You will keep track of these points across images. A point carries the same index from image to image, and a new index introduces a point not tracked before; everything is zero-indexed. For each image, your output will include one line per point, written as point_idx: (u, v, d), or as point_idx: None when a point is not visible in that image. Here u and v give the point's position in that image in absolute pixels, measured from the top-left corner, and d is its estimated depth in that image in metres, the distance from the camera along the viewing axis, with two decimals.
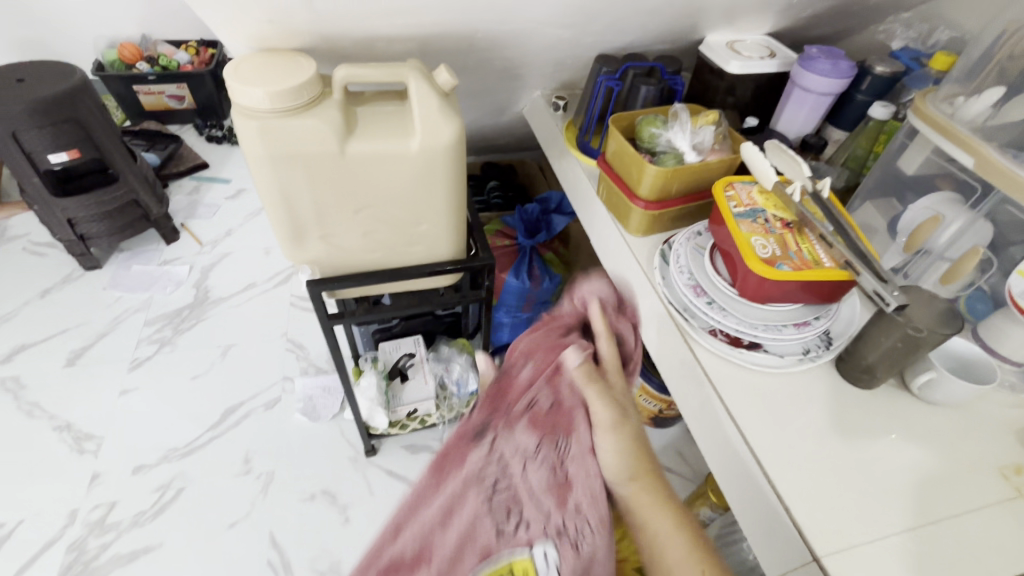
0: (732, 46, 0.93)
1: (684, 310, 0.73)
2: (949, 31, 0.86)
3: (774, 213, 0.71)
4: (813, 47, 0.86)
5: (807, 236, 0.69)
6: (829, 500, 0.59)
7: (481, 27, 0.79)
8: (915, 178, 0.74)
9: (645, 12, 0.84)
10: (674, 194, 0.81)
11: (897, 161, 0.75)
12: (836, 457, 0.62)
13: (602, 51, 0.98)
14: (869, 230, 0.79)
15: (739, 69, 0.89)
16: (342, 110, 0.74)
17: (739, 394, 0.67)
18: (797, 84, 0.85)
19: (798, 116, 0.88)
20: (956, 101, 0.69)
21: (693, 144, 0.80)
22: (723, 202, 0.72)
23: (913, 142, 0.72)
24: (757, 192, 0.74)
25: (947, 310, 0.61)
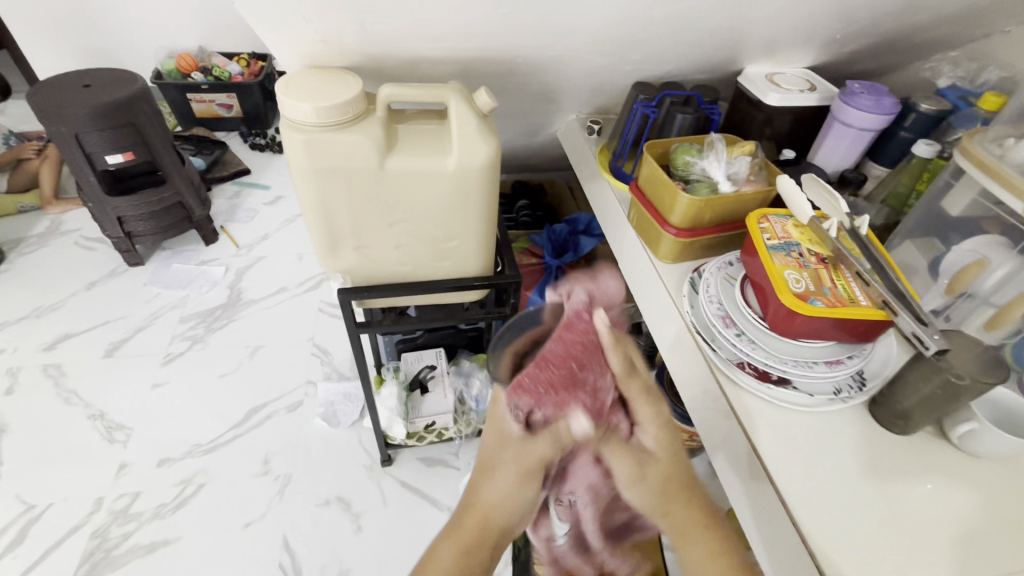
0: (771, 78, 0.93)
1: (711, 340, 0.72)
2: (1000, 71, 0.84)
3: (809, 248, 0.70)
4: (855, 82, 0.85)
5: (843, 273, 0.68)
6: (858, 549, 0.56)
7: (522, 52, 0.82)
8: (961, 219, 0.71)
9: (684, 43, 0.85)
10: (706, 223, 0.81)
11: (942, 201, 0.73)
12: (870, 506, 0.60)
13: (639, 79, 0.99)
14: (909, 269, 0.77)
15: (778, 101, 0.89)
16: (384, 127, 0.77)
17: (766, 431, 0.65)
18: (837, 118, 0.84)
19: (837, 151, 0.87)
20: (1006, 142, 0.67)
21: (727, 174, 0.80)
22: (757, 234, 0.71)
23: (959, 183, 0.71)
24: (792, 226, 0.73)
25: (992, 358, 0.59)
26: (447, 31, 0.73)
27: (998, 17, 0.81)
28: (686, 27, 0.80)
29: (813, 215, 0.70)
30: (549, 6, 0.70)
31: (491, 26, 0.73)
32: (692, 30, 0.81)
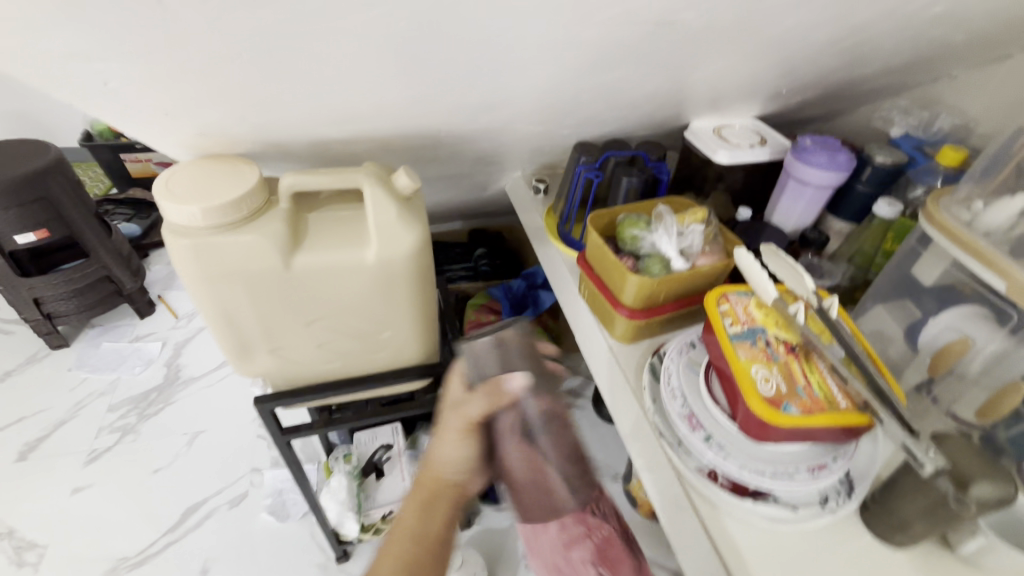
0: (718, 132, 0.87)
1: (677, 445, 0.63)
2: (952, 118, 0.80)
3: (776, 333, 0.62)
4: (806, 137, 0.78)
5: (817, 363, 0.59)
6: None
7: (448, 126, 0.73)
8: (933, 288, 0.65)
9: (624, 107, 0.78)
10: (662, 302, 0.72)
11: (914, 268, 0.67)
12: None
13: (581, 138, 0.92)
14: (881, 335, 0.72)
15: (728, 159, 0.82)
16: (287, 221, 0.67)
17: (752, 562, 0.56)
18: (792, 176, 0.78)
19: (794, 209, 0.81)
20: (974, 205, 0.61)
21: (680, 247, 0.72)
22: (717, 319, 0.63)
23: (929, 252, 0.64)
24: (755, 306, 0.65)
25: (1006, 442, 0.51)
26: (354, 111, 0.64)
27: (946, 64, 0.76)
28: (623, 94, 0.73)
29: (776, 295, 0.63)
30: (466, 81, 0.61)
31: (401, 106, 0.65)
32: (630, 94, 0.74)
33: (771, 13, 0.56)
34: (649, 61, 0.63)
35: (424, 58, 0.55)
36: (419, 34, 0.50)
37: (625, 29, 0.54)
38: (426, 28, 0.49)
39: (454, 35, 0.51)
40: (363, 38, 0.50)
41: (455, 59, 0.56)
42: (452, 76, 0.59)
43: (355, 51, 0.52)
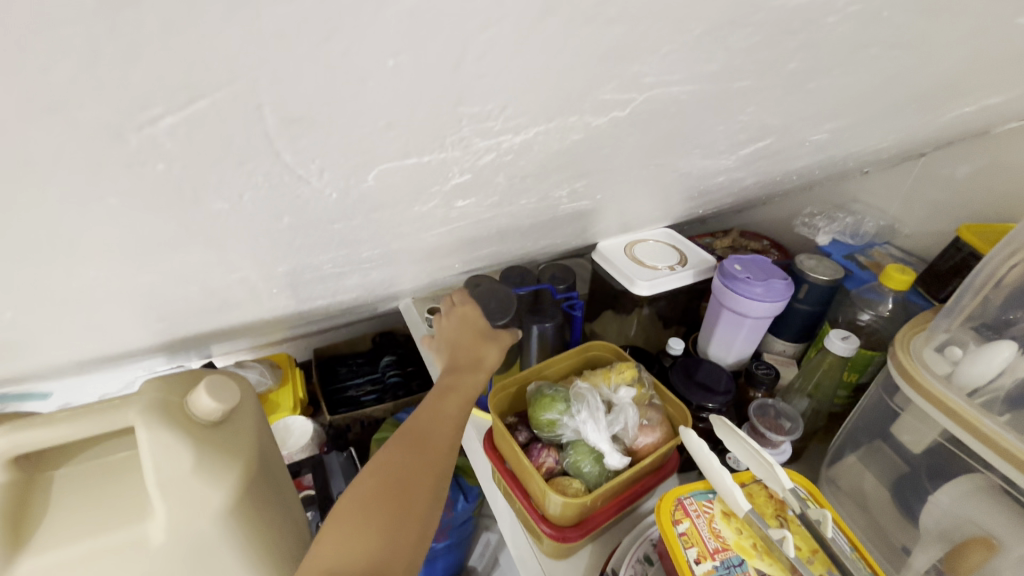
0: (630, 252, 0.74)
1: None
2: (874, 219, 0.72)
3: (759, 565, 0.45)
4: (732, 260, 0.66)
5: None
6: None
7: (280, 295, 0.53)
8: (922, 452, 0.52)
9: (519, 243, 0.62)
10: (600, 512, 0.53)
11: (895, 428, 0.55)
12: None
13: (474, 270, 0.75)
14: (866, 504, 0.58)
15: (648, 288, 0.68)
16: (5, 504, 0.42)
17: None
18: (724, 306, 0.66)
19: (731, 341, 0.68)
20: (951, 353, 0.50)
21: (612, 433, 0.54)
22: (678, 553, 0.45)
23: (909, 413, 0.53)
24: (723, 517, 0.48)
25: None
26: (119, 312, 0.43)
27: (859, 166, 0.69)
28: (514, 234, 0.56)
29: (748, 505, 0.46)
30: (279, 252, 0.40)
31: (187, 294, 0.43)
32: (524, 234, 0.58)
33: (691, 137, 0.42)
34: (540, 204, 0.48)
35: (210, 250, 0.37)
36: (170, 214, 0.30)
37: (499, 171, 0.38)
38: (167, 200, 0.29)
39: (224, 207, 0.31)
40: (62, 234, 0.29)
41: (251, 233, 0.36)
42: (251, 248, 0.38)
43: (57, 252, 0.31)
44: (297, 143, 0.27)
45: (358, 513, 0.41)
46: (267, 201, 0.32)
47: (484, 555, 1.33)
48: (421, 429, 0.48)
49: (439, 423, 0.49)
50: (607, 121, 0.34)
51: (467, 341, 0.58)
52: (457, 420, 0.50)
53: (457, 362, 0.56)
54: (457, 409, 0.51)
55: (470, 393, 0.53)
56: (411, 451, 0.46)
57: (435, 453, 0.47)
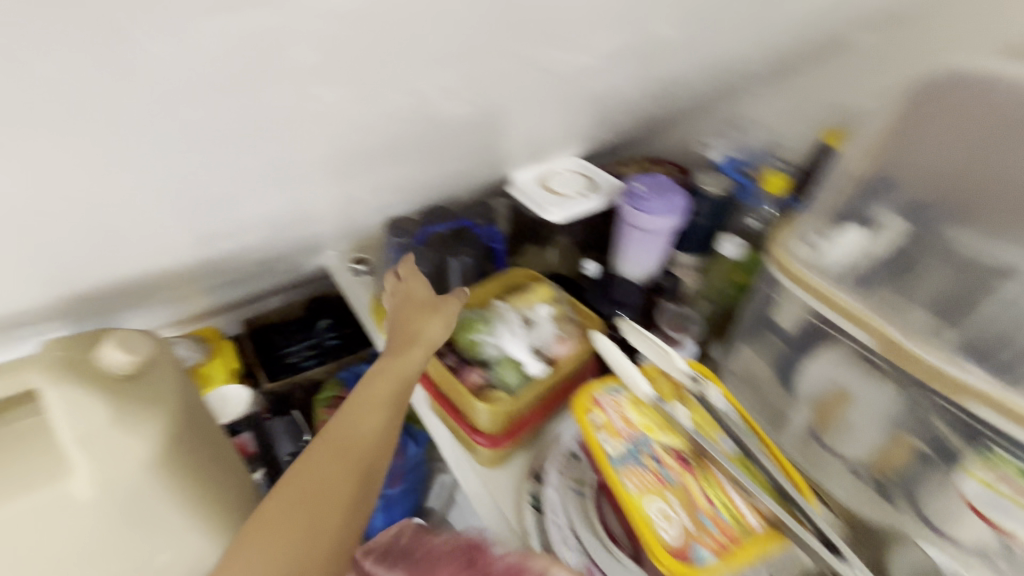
0: (545, 184, 0.76)
1: None
2: (760, 134, 0.79)
3: (662, 438, 0.51)
4: (637, 181, 0.70)
5: (712, 470, 0.50)
6: None
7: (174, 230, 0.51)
8: (794, 330, 0.59)
9: (424, 167, 0.63)
10: (526, 416, 0.58)
11: (771, 313, 0.61)
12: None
13: (391, 210, 0.75)
14: (756, 384, 0.66)
15: (562, 216, 0.71)
16: None
17: None
18: (632, 225, 0.71)
19: (639, 259, 0.73)
20: (812, 239, 0.57)
21: (533, 346, 0.59)
22: (594, 440, 0.50)
23: (782, 297, 0.59)
24: (631, 404, 0.53)
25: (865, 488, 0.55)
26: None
27: (743, 84, 0.75)
28: (414, 152, 0.57)
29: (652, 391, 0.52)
30: (153, 165, 0.39)
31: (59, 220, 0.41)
32: (425, 153, 0.59)
33: (563, 33, 0.44)
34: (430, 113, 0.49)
35: (89, 156, 0.36)
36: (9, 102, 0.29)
37: (373, 67, 0.38)
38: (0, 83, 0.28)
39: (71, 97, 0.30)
40: None
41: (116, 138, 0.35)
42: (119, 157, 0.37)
43: None
44: (155, 17, 0.28)
45: (294, 532, 0.45)
46: (138, 95, 0.32)
47: (441, 495, 1.39)
48: (347, 426, 0.50)
49: (365, 410, 0.51)
50: (467, 6, 0.36)
51: (407, 313, 0.57)
52: (383, 403, 0.52)
53: (394, 342, 0.55)
54: (385, 388, 0.52)
55: (405, 371, 0.53)
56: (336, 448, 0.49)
57: (362, 452, 0.49)
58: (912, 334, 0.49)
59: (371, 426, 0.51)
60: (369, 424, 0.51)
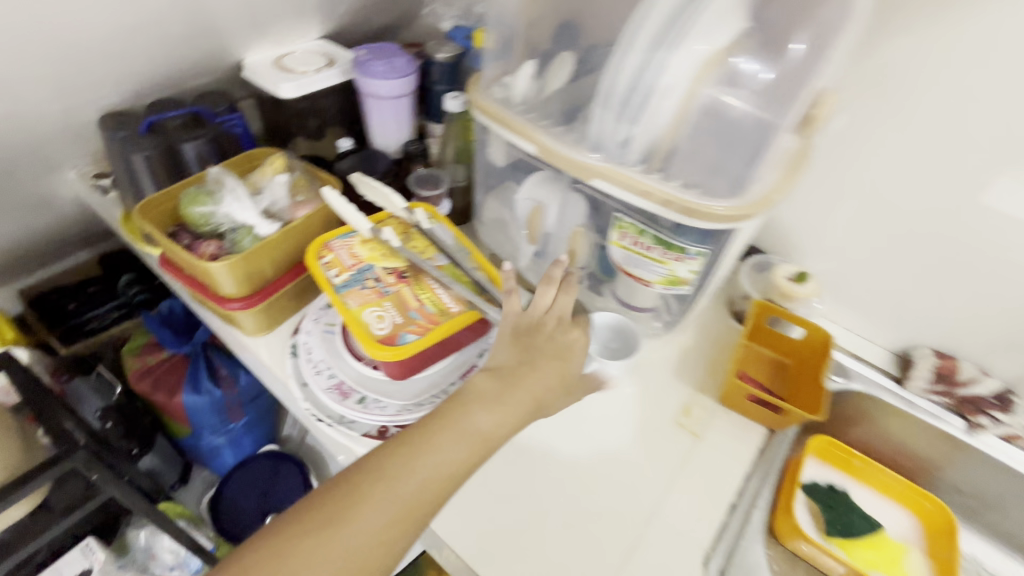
0: (280, 63, 0.76)
1: (340, 421, 0.57)
2: None
3: (384, 265, 0.58)
4: (361, 49, 0.74)
5: (428, 281, 0.58)
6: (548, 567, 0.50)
7: None
8: (507, 165, 0.68)
9: (115, 46, 0.60)
10: (271, 277, 0.62)
11: (488, 152, 0.69)
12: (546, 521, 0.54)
13: (111, 108, 0.70)
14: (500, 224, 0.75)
15: (296, 90, 0.72)
16: None
17: None
18: (367, 93, 0.74)
19: (386, 126, 0.78)
20: (504, 81, 0.65)
21: (265, 209, 0.61)
22: (320, 275, 0.56)
23: (489, 136, 0.67)
24: (359, 244, 0.60)
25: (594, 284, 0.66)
26: None
27: None
28: (83, 23, 0.54)
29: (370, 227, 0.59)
30: None
31: None
32: (102, 24, 0.56)
33: None
34: None
35: None
36: None
37: None
38: None
39: None
40: None
41: None
42: None
43: None
44: None
45: (313, 559, 0.38)
46: None
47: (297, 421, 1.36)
48: (388, 475, 0.42)
49: (432, 466, 0.42)
50: None
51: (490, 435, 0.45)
52: (420, 492, 0.42)
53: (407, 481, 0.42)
54: (460, 438, 0.44)
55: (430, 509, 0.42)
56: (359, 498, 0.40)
57: (434, 492, 0.42)
58: (567, 139, 0.58)
59: (460, 447, 0.44)
60: (457, 445, 0.44)
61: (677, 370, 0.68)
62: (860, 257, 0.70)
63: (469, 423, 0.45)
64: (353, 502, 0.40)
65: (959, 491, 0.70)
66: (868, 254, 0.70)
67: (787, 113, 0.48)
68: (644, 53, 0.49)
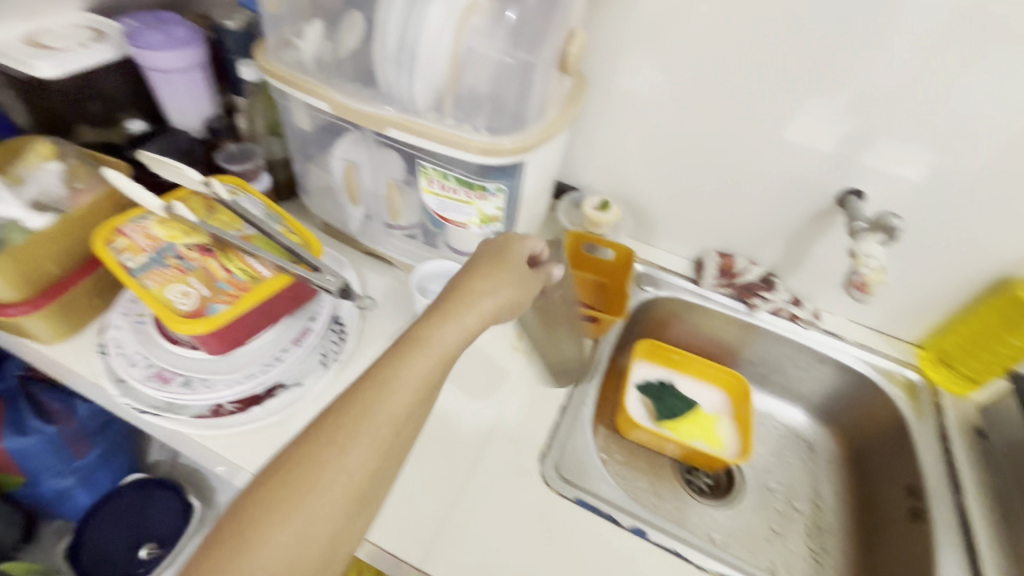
0: (34, 40, 0.67)
1: (165, 408, 0.55)
2: None
3: (186, 243, 0.56)
4: (132, 21, 0.69)
5: (237, 252, 0.57)
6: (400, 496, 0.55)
7: None
8: (316, 129, 0.68)
9: None
10: (60, 276, 0.57)
11: (292, 119, 0.68)
12: None
13: None
14: (324, 192, 0.75)
15: (56, 69, 0.64)
16: None
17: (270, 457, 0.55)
18: (148, 68, 0.69)
19: (183, 103, 0.74)
20: (292, 44, 0.64)
21: (34, 202, 0.56)
22: (109, 261, 0.53)
23: (289, 100, 0.66)
24: (156, 225, 0.57)
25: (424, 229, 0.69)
26: None
27: None
28: None
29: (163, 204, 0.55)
30: None
31: None
32: None
33: None
34: None
35: None
36: None
37: None
38: None
39: None
40: None
41: None
42: None
43: None
44: None
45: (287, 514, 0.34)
46: None
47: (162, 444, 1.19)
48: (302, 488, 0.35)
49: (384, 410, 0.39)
50: None
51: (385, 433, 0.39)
52: (384, 447, 0.38)
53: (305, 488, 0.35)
54: (422, 368, 0.42)
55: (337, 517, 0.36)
56: (307, 480, 0.35)
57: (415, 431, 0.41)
58: (358, 94, 0.59)
59: (428, 363, 0.42)
60: (424, 365, 0.42)
61: None
62: (655, 180, 0.81)
63: (429, 351, 0.43)
64: (302, 482, 0.35)
65: (753, 363, 0.85)
66: (664, 176, 0.80)
67: (544, 49, 0.54)
68: (405, 8, 0.52)
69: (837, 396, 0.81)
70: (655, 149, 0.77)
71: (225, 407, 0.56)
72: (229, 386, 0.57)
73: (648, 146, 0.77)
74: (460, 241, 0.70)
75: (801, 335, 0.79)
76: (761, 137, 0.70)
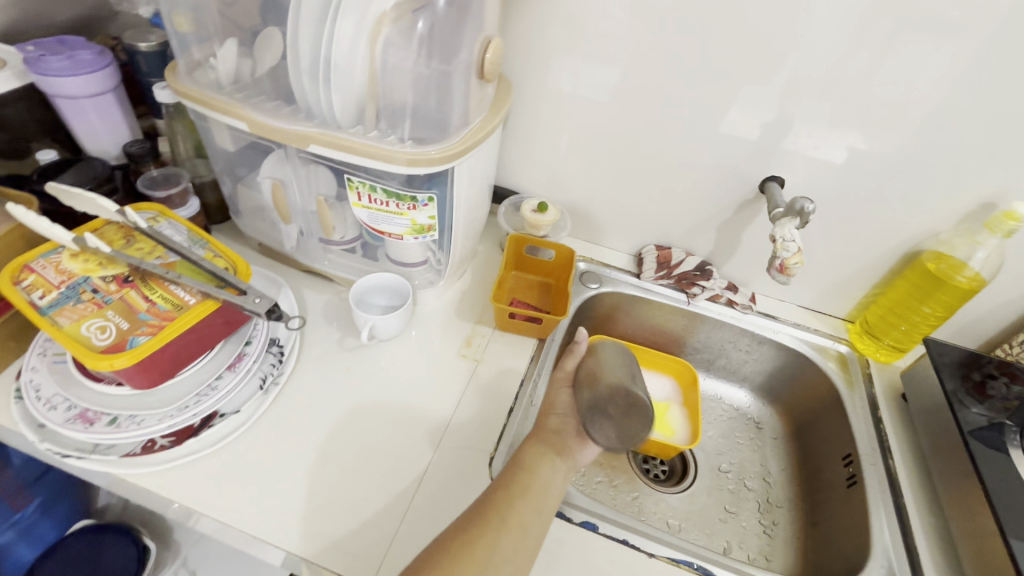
0: None
1: (89, 450, 0.52)
2: None
3: (103, 275, 0.54)
4: (30, 46, 0.66)
5: (160, 280, 0.55)
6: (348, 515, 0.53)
7: None
8: (240, 150, 0.67)
9: None
10: None
11: (213, 139, 0.66)
12: (341, 473, 0.56)
13: None
14: (255, 212, 0.73)
15: None
16: None
17: (208, 489, 0.53)
18: (54, 94, 0.66)
19: (96, 129, 0.71)
20: (207, 64, 0.62)
21: None
22: (16, 300, 0.50)
23: (208, 121, 0.64)
24: (68, 258, 0.54)
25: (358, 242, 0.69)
26: None
27: None
28: None
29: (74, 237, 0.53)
30: None
31: None
32: None
33: None
34: None
35: None
36: None
37: None
38: None
39: None
40: None
41: None
42: None
43: None
44: None
45: None
46: None
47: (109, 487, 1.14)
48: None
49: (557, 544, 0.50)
50: None
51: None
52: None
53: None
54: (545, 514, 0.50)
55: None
56: (475, 563, 0.44)
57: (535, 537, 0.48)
58: (278, 112, 0.58)
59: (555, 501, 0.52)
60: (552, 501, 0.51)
61: (457, 311, 0.75)
62: (591, 179, 0.83)
63: (543, 481, 0.51)
64: (470, 565, 0.44)
65: (699, 349, 0.88)
66: (599, 176, 0.82)
67: (460, 59, 0.55)
68: (316, 25, 0.52)
69: (776, 374, 0.85)
70: (587, 148, 0.79)
71: (157, 443, 0.54)
72: (160, 420, 0.54)
73: (580, 146, 0.79)
74: (399, 253, 0.70)
75: (740, 320, 0.83)
76: (686, 132, 0.73)
